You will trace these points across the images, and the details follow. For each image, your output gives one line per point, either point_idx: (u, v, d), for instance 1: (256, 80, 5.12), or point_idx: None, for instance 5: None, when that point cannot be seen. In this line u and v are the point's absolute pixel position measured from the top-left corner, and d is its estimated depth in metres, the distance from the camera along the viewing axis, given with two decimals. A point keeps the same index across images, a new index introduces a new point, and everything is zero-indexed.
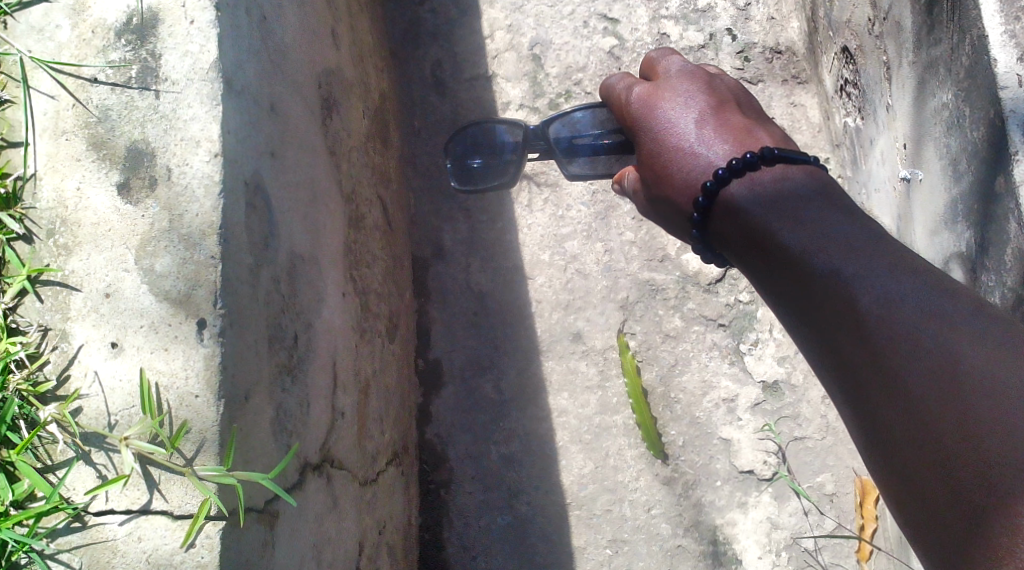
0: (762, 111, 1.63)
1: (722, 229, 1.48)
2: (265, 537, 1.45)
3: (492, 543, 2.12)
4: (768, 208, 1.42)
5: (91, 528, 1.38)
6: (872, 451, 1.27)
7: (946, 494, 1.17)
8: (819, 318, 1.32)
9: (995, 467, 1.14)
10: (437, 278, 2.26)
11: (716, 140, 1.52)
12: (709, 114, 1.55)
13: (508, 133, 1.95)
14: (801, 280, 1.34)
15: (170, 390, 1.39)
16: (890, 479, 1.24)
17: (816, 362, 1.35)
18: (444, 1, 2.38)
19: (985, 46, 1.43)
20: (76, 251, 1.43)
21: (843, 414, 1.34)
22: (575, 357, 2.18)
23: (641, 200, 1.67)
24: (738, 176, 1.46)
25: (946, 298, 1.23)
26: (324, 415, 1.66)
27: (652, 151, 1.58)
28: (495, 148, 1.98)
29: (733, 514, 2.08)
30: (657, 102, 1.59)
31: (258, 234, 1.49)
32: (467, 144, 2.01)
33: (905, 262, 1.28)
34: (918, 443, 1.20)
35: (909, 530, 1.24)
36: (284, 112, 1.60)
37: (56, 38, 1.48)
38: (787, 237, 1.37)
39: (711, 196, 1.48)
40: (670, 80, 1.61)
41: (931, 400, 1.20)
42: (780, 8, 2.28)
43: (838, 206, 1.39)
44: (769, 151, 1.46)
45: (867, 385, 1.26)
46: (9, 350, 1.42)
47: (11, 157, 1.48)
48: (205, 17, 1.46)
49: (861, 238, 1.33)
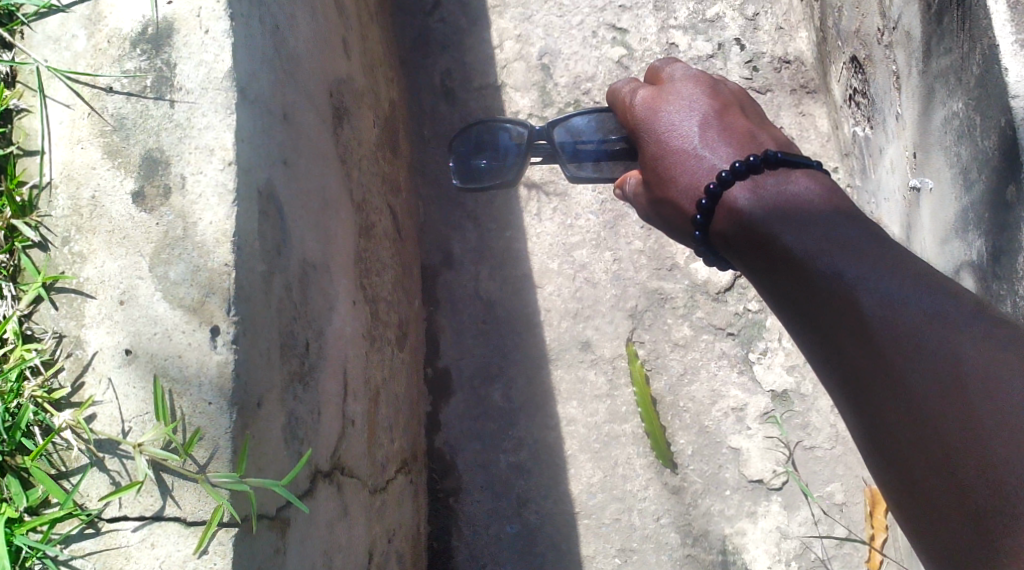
0: (765, 117, 1.64)
1: (725, 232, 1.49)
2: (277, 544, 1.45)
3: (501, 552, 2.13)
4: (770, 211, 1.43)
5: (105, 535, 1.39)
6: (875, 453, 1.28)
7: (949, 493, 1.18)
8: (820, 318, 1.33)
9: (998, 468, 1.15)
10: (446, 287, 2.26)
11: (719, 144, 1.53)
12: (713, 118, 1.56)
13: (514, 135, 1.93)
14: (803, 282, 1.35)
15: (183, 397, 1.40)
16: (893, 479, 1.25)
17: (818, 363, 1.35)
18: (454, 12, 2.39)
19: (996, 55, 1.43)
20: (92, 259, 1.44)
21: (844, 415, 1.34)
22: (584, 365, 2.18)
23: (642, 203, 1.68)
24: (742, 179, 1.47)
25: (948, 300, 1.24)
26: (335, 422, 1.66)
27: (655, 154, 1.58)
28: (498, 150, 1.96)
29: (742, 524, 2.09)
30: (661, 104, 1.60)
31: (270, 242, 1.50)
32: (473, 142, 1.98)
33: (906, 265, 1.29)
34: (920, 443, 1.21)
35: (912, 530, 1.25)
36: (296, 121, 1.61)
37: (73, 47, 1.49)
38: (790, 240, 1.38)
39: (715, 199, 1.49)
40: (673, 83, 1.62)
41: (933, 400, 1.20)
42: (789, 18, 2.29)
43: (840, 208, 1.40)
44: (773, 154, 1.46)
45: (869, 386, 1.26)
46: (24, 356, 1.43)
47: (27, 164, 1.49)
48: (219, 26, 1.47)
49: (862, 240, 1.33)
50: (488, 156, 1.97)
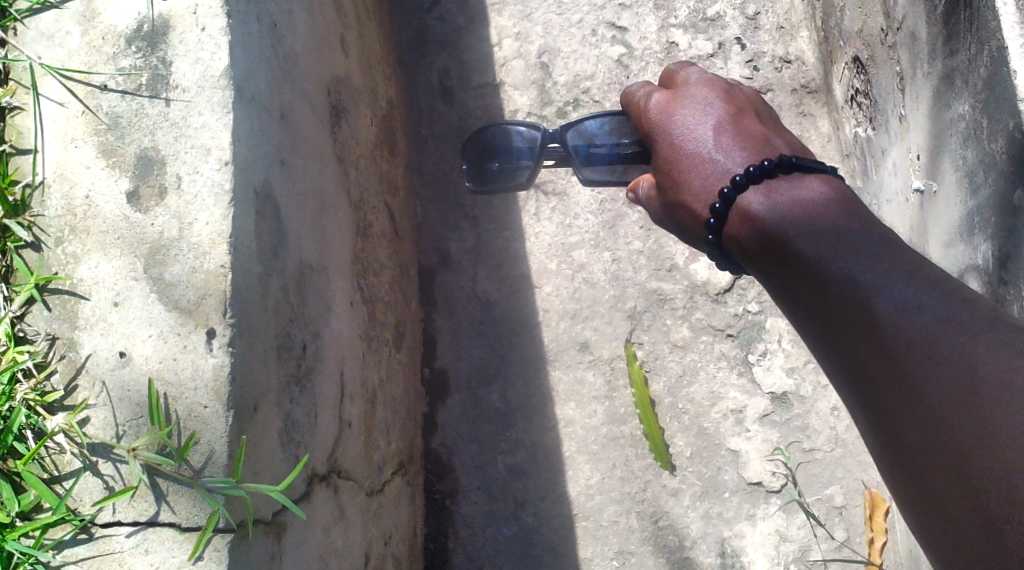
0: (778, 120, 1.71)
1: (737, 235, 1.54)
2: (273, 549, 1.44)
3: (498, 554, 2.11)
4: (784, 215, 1.47)
5: (98, 540, 1.37)
6: (888, 458, 1.28)
7: (962, 499, 1.17)
8: (835, 324, 1.34)
9: (1012, 472, 1.13)
10: (443, 287, 2.24)
11: (733, 147, 1.59)
12: (727, 122, 1.62)
13: (525, 137, 2.08)
14: (818, 287, 1.36)
15: (179, 401, 1.38)
16: (907, 484, 1.25)
17: (833, 368, 1.37)
18: (452, 9, 2.36)
19: (1005, 57, 1.41)
20: (86, 259, 1.42)
21: (859, 420, 1.35)
22: (582, 366, 2.17)
23: (655, 206, 1.76)
24: (756, 183, 1.52)
25: (963, 307, 1.24)
26: (333, 425, 1.65)
27: (669, 155, 1.64)
28: (511, 152, 2.11)
29: (741, 527, 2.07)
30: (675, 108, 1.66)
31: (267, 243, 1.48)
32: (485, 146, 2.14)
33: (921, 271, 1.29)
34: (932, 447, 1.20)
35: (926, 536, 1.25)
36: (294, 120, 1.59)
37: (67, 44, 1.47)
38: (803, 245, 1.41)
39: (729, 203, 1.54)
40: (688, 88, 1.68)
41: (946, 405, 1.19)
42: (790, 17, 2.27)
43: (854, 214, 1.43)
44: (786, 159, 1.52)
45: (881, 390, 1.27)
46: (16, 359, 1.40)
47: (19, 164, 1.46)
48: (216, 23, 1.45)
49: (878, 248, 1.35)
50: (500, 158, 2.12)
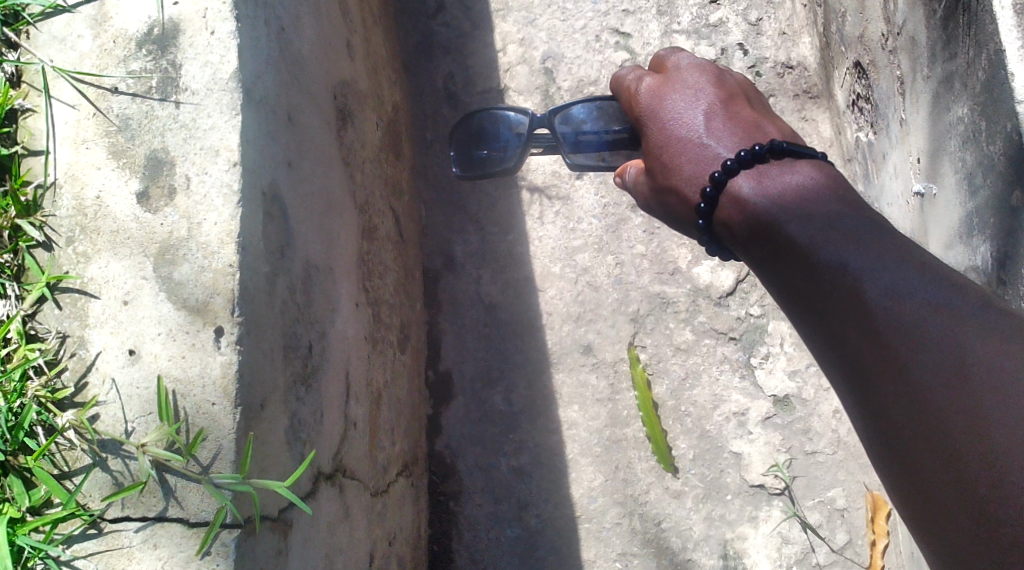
0: (767, 106, 1.71)
1: (727, 219, 1.54)
2: (278, 546, 1.45)
3: (501, 555, 2.13)
4: (775, 200, 1.47)
5: (107, 535, 1.39)
6: (877, 441, 1.30)
7: (952, 482, 1.20)
8: (825, 308, 1.35)
9: (1003, 457, 1.16)
10: (447, 290, 2.26)
11: (724, 132, 1.58)
12: (717, 107, 1.62)
13: (512, 125, 1.94)
14: (809, 271, 1.37)
15: (187, 398, 1.40)
16: (896, 467, 1.28)
17: (822, 352, 1.38)
18: (457, 15, 2.38)
19: (1003, 60, 1.43)
20: (96, 259, 1.44)
21: (846, 403, 1.37)
22: (586, 369, 2.18)
23: (642, 191, 1.73)
24: (746, 167, 1.52)
25: (954, 291, 1.26)
26: (337, 424, 1.66)
27: (659, 140, 1.63)
28: (499, 140, 1.97)
29: (744, 529, 2.09)
30: (666, 92, 1.65)
31: (274, 242, 1.50)
32: (471, 132, 2.00)
33: (911, 255, 1.31)
34: (923, 432, 1.23)
35: (913, 518, 1.27)
36: (300, 122, 1.61)
37: (78, 48, 1.49)
38: (795, 231, 1.41)
39: (719, 187, 1.53)
40: (678, 71, 1.67)
41: (937, 389, 1.22)
42: (792, 23, 2.29)
43: (844, 199, 1.43)
44: (778, 143, 1.51)
45: (871, 374, 1.29)
46: (28, 356, 1.42)
47: (31, 164, 1.49)
48: (225, 27, 1.47)
49: (868, 232, 1.36)
50: (486, 145, 1.98)
